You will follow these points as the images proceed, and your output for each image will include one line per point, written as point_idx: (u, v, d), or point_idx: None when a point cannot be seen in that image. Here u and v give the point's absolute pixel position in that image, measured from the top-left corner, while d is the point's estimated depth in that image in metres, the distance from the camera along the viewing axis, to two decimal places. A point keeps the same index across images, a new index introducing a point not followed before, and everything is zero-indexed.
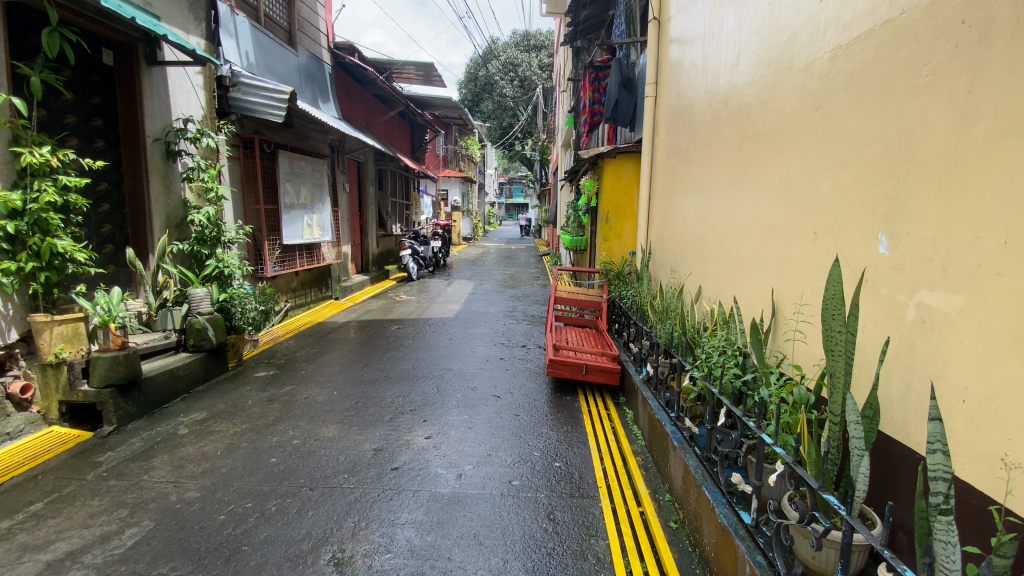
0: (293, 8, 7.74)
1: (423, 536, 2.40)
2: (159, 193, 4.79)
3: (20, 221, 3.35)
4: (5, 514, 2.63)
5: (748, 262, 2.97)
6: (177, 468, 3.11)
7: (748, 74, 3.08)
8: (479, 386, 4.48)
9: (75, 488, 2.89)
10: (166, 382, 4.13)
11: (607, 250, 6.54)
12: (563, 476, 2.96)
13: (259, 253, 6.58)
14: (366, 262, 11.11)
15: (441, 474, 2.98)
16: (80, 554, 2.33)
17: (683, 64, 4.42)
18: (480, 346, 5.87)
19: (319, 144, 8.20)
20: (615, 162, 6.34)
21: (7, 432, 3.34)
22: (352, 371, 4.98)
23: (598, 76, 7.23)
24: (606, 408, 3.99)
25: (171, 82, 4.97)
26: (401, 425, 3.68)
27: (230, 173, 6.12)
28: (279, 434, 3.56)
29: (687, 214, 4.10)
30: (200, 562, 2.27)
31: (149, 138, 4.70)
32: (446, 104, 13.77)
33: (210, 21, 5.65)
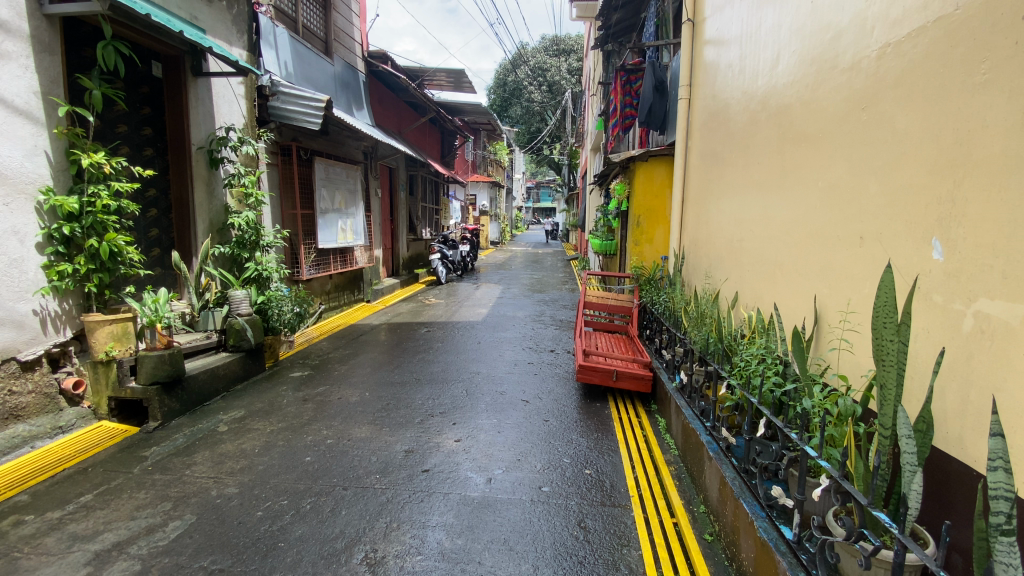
0: (329, 17, 7.97)
1: (453, 539, 2.41)
2: (203, 198, 5.00)
3: (77, 225, 3.58)
4: (57, 504, 2.77)
5: (788, 268, 2.87)
6: (217, 464, 3.21)
7: (789, 74, 2.99)
8: (507, 390, 4.48)
9: (122, 481, 3.02)
10: (208, 381, 4.28)
11: (638, 254, 6.46)
12: (593, 484, 2.93)
13: (295, 257, 6.76)
14: (396, 266, 11.30)
15: (471, 477, 2.98)
16: (125, 545, 2.43)
17: (718, 65, 4.34)
18: (508, 350, 5.88)
19: (353, 151, 8.39)
20: (647, 165, 6.26)
21: (59, 425, 3.50)
22: (383, 373, 5.06)
23: (629, 79, 7.15)
24: (638, 415, 3.92)
25: (214, 92, 5.18)
26: (431, 427, 3.71)
27: (269, 179, 6.32)
28: (313, 433, 3.64)
29: (723, 217, 4.01)
30: (239, 556, 2.33)
31: (195, 146, 4.90)
32: (475, 110, 13.96)
33: (252, 32, 5.87)
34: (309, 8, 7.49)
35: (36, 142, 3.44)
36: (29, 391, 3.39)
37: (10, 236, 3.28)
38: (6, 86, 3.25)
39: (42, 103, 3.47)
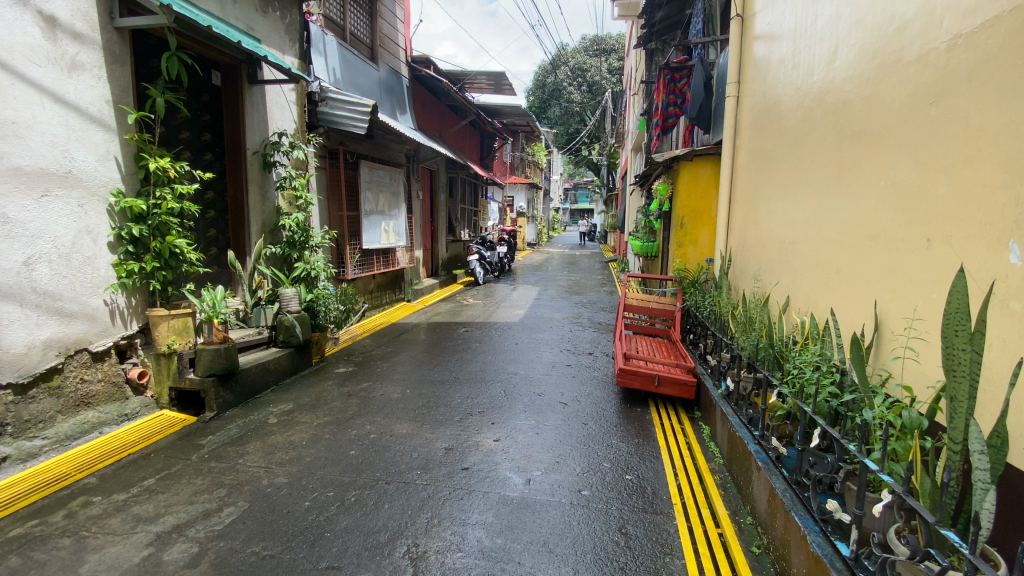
0: (375, 23, 8.19)
1: (493, 538, 2.42)
2: (256, 200, 5.24)
3: (144, 226, 3.84)
4: (123, 487, 2.97)
5: (846, 271, 2.74)
6: (268, 454, 3.35)
7: (849, 68, 2.85)
8: (546, 392, 4.46)
9: (181, 467, 3.20)
10: (259, 374, 4.48)
11: (682, 256, 6.30)
12: (634, 490, 2.88)
13: (341, 257, 6.99)
14: (435, 266, 11.51)
15: (511, 477, 2.99)
16: (185, 528, 2.57)
17: (770, 61, 4.19)
18: (546, 351, 5.86)
19: (396, 154, 8.60)
20: (692, 165, 6.11)
21: (125, 413, 3.73)
22: (423, 371, 5.15)
23: (674, 77, 6.91)
24: (680, 422, 3.83)
25: (268, 98, 5.42)
26: (470, 426, 3.75)
27: (317, 182, 6.56)
28: (357, 428, 3.75)
29: (773, 218, 3.87)
30: (288, 544, 2.43)
31: (250, 151, 5.14)
32: (515, 112, 14.03)
33: (302, 41, 6.11)
34: (356, 16, 7.71)
35: (108, 147, 3.70)
36: (99, 379, 3.65)
37: (84, 235, 3.54)
38: (81, 96, 3.51)
39: (113, 111, 3.73)
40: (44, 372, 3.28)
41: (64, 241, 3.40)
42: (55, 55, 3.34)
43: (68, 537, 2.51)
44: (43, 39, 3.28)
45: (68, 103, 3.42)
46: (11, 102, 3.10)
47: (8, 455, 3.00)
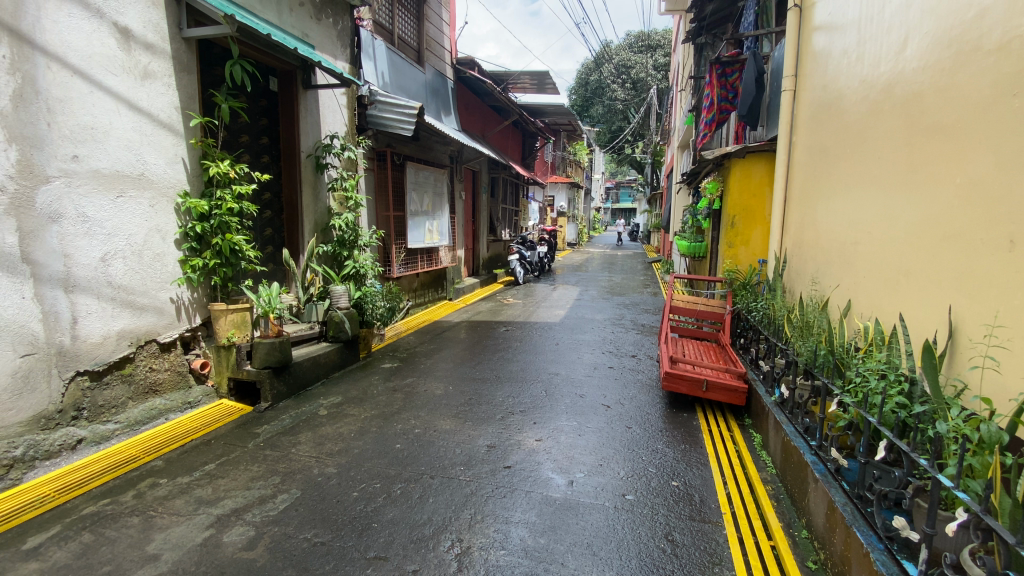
0: (422, 27, 8.35)
1: (536, 538, 2.42)
2: (309, 201, 5.43)
3: (207, 225, 4.08)
4: (187, 471, 3.16)
5: (915, 273, 2.57)
6: (318, 445, 3.49)
7: (920, 58, 2.67)
8: (588, 394, 4.42)
9: (239, 453, 3.38)
10: (310, 367, 4.67)
11: (733, 256, 6.09)
12: (681, 497, 2.80)
13: (387, 256, 7.18)
14: (476, 266, 11.63)
15: (553, 478, 2.98)
16: (242, 512, 2.71)
17: (831, 52, 3.98)
18: (588, 352, 5.81)
19: (440, 154, 8.75)
20: (744, 162, 5.89)
21: (188, 401, 3.97)
22: (465, 368, 5.22)
23: (725, 72, 6.69)
24: (729, 429, 3.70)
25: (321, 103, 5.62)
26: (512, 424, 3.77)
27: (365, 183, 6.76)
28: (402, 422, 3.84)
29: (834, 218, 3.68)
30: (338, 532, 2.51)
31: (304, 153, 5.35)
32: (558, 111, 13.97)
33: (353, 46, 6.30)
34: (404, 20, 7.89)
35: (176, 151, 3.94)
36: (165, 368, 3.90)
37: (155, 233, 3.78)
38: (153, 103, 3.76)
39: (180, 116, 3.98)
40: (117, 361, 3.53)
41: (136, 239, 3.65)
42: (129, 64, 3.59)
43: (137, 516, 2.70)
44: (119, 49, 3.52)
45: (141, 110, 3.67)
46: (91, 110, 3.34)
47: (84, 437, 3.25)
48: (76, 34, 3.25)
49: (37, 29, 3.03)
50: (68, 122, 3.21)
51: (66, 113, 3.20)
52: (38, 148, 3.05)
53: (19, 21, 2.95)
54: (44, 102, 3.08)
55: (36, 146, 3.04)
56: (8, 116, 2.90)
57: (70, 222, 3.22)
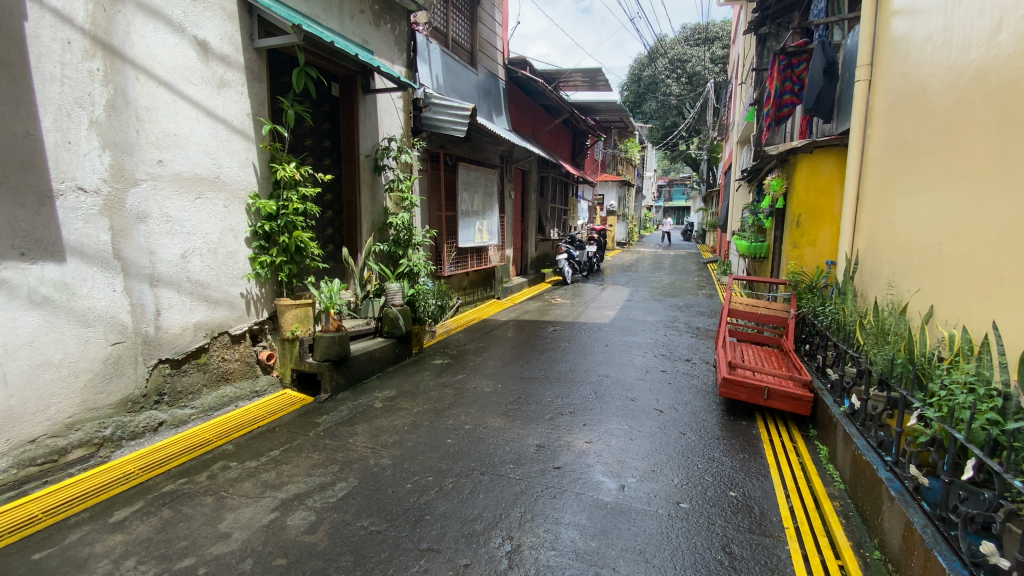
0: (475, 28, 8.45)
1: (587, 541, 2.40)
2: (367, 202, 5.64)
3: (275, 225, 4.32)
4: (255, 455, 3.37)
5: (1011, 277, 2.35)
6: (374, 436, 3.62)
7: (1017, 42, 2.43)
8: (639, 397, 4.33)
9: (302, 441, 3.56)
10: (367, 361, 4.85)
11: (797, 257, 5.77)
12: (739, 508, 2.69)
13: (439, 255, 7.35)
14: (525, 265, 11.66)
15: (604, 481, 2.94)
16: (304, 497, 2.86)
17: (913, 38, 3.69)
18: (639, 355, 5.69)
19: (491, 155, 8.84)
20: (812, 158, 5.58)
21: (255, 390, 4.23)
22: (514, 367, 5.24)
23: (790, 64, 6.35)
24: (792, 439, 3.53)
25: (379, 107, 5.82)
26: (561, 425, 3.75)
27: (419, 184, 6.92)
28: (453, 418, 3.92)
29: (914, 217, 3.42)
30: (392, 522, 2.60)
31: (363, 155, 5.55)
32: (610, 108, 13.76)
33: (410, 50, 6.48)
34: (458, 23, 8.03)
35: (247, 155, 4.20)
36: (236, 359, 4.16)
37: (228, 232, 4.05)
38: (227, 110, 4.03)
39: (251, 122, 4.23)
40: (193, 350, 3.81)
41: (212, 237, 3.93)
42: (207, 74, 3.85)
43: (211, 495, 2.90)
44: (198, 61, 3.79)
45: (217, 117, 3.94)
46: (174, 118, 3.62)
47: (165, 421, 3.54)
48: (161, 48, 3.53)
49: (126, 43, 3.30)
50: (153, 129, 3.49)
51: (151, 120, 3.47)
52: (128, 153, 3.32)
53: (112, 37, 3.22)
54: (133, 111, 3.36)
55: (126, 152, 3.32)
56: (103, 124, 3.17)
57: (154, 222, 3.50)
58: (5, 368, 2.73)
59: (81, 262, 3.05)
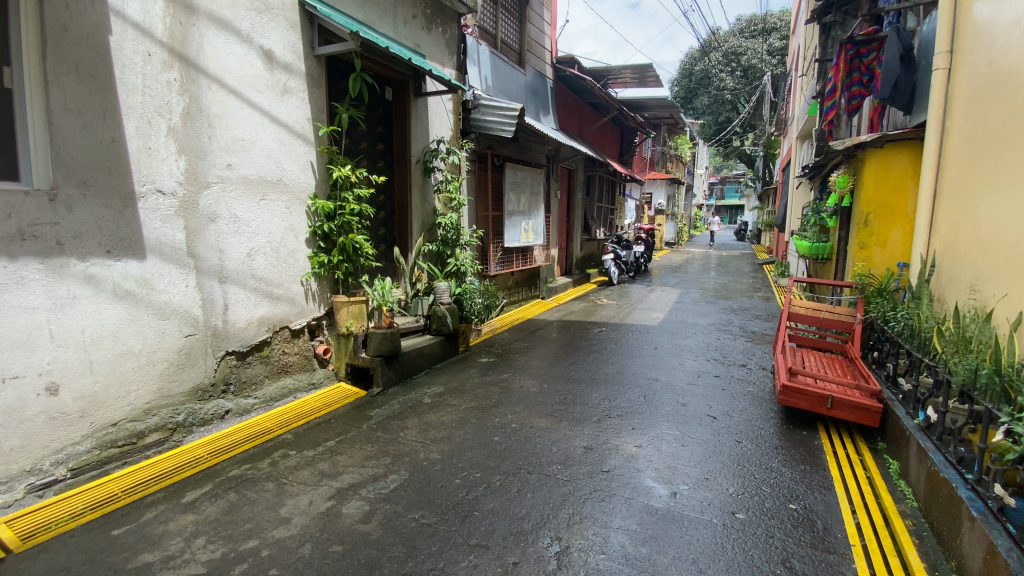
0: (524, 28, 8.48)
1: (638, 546, 2.37)
2: (418, 202, 5.78)
3: (332, 225, 4.51)
4: (312, 445, 3.52)
5: None
6: (424, 431, 3.70)
7: None
8: (691, 403, 4.20)
9: (355, 433, 3.69)
10: (416, 357, 4.97)
11: (865, 259, 5.43)
12: (800, 522, 2.57)
13: (485, 255, 7.43)
14: (570, 265, 11.58)
15: (654, 487, 2.88)
16: (358, 487, 2.96)
17: (999, 23, 3.39)
18: (690, 359, 5.53)
19: (538, 155, 8.83)
20: (882, 153, 5.25)
21: (313, 381, 4.43)
22: (559, 368, 5.22)
23: (858, 53, 5.99)
24: (857, 452, 3.33)
25: (430, 109, 5.95)
26: (609, 428, 3.71)
27: (467, 184, 7.03)
28: (499, 416, 3.95)
29: (999, 216, 3.15)
30: (442, 516, 2.65)
31: (414, 157, 5.70)
32: (660, 104, 13.44)
33: (460, 53, 6.59)
34: (507, 23, 8.09)
35: (307, 158, 4.40)
36: (295, 352, 4.37)
37: (289, 232, 4.26)
38: (290, 116, 4.23)
39: (311, 127, 4.44)
40: (257, 343, 4.03)
41: (275, 236, 4.14)
42: (271, 82, 4.06)
43: (273, 482, 3.06)
44: (263, 69, 4.00)
45: (281, 123, 4.15)
46: (242, 125, 3.84)
47: (231, 409, 3.77)
48: (231, 58, 3.75)
49: (200, 55, 3.53)
50: (224, 135, 3.72)
51: (221, 127, 3.70)
52: (201, 157, 3.56)
53: (187, 48, 3.45)
54: (206, 118, 3.59)
55: (199, 156, 3.55)
56: (179, 130, 3.41)
57: (223, 222, 3.72)
58: (93, 356, 2.98)
59: (159, 260, 3.29)
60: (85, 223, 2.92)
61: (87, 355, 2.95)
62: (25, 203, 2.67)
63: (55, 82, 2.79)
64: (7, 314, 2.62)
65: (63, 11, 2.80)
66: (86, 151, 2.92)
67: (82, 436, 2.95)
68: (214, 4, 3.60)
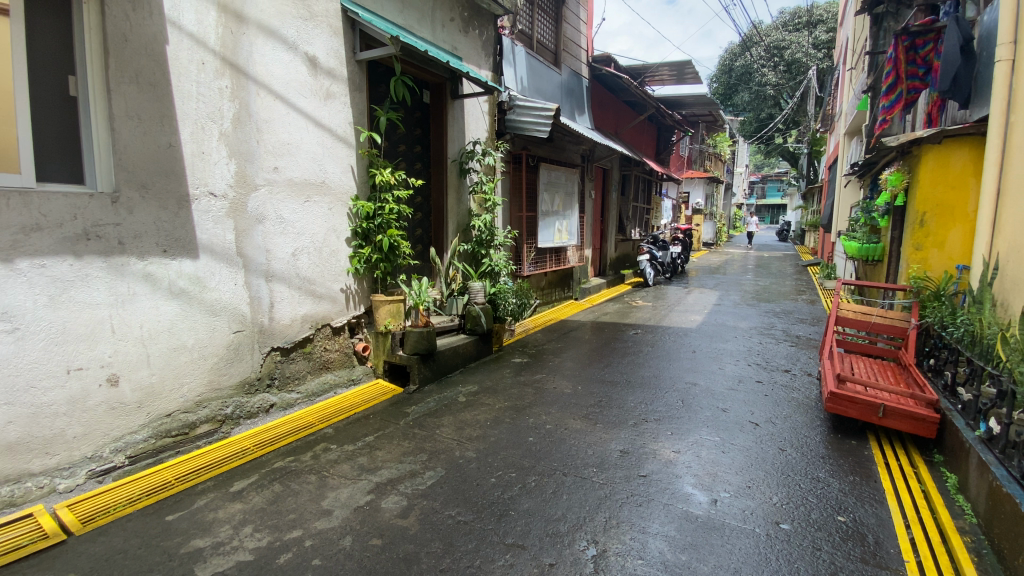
0: (560, 28, 8.45)
1: (677, 553, 2.33)
2: (453, 203, 5.85)
3: (371, 226, 4.63)
4: (352, 440, 3.62)
5: None
6: (459, 429, 3.74)
7: None
8: (732, 408, 4.09)
9: (393, 430, 3.77)
10: (451, 356, 5.04)
11: (920, 261, 5.14)
12: (849, 535, 2.47)
13: (519, 255, 7.45)
14: (604, 266, 11.47)
15: (694, 494, 2.82)
16: (396, 483, 3.02)
17: None
18: (730, 363, 5.38)
19: (573, 154, 8.79)
20: (940, 149, 4.98)
21: (352, 378, 4.56)
22: (594, 370, 5.18)
23: (915, 44, 5.70)
24: (911, 464, 3.16)
25: (466, 111, 6.02)
26: (646, 432, 3.65)
27: (502, 185, 7.06)
28: (534, 416, 3.96)
29: None
30: (479, 514, 2.68)
31: (451, 159, 5.77)
32: (698, 101, 13.14)
33: (496, 54, 6.64)
34: (543, 24, 8.09)
35: (349, 161, 4.53)
36: (336, 349, 4.50)
37: (332, 233, 4.40)
38: (333, 120, 4.36)
39: (352, 131, 4.56)
40: (301, 340, 4.17)
41: (318, 237, 4.28)
42: (315, 87, 4.20)
43: (315, 474, 3.17)
44: (308, 75, 4.14)
45: (324, 126, 4.28)
46: (288, 129, 3.99)
47: (275, 403, 3.92)
48: (278, 65, 3.90)
49: (249, 63, 3.68)
50: (271, 139, 3.87)
51: (268, 131, 3.84)
52: (249, 161, 3.71)
53: (238, 56, 3.60)
54: (255, 123, 3.74)
55: (248, 160, 3.70)
56: (230, 135, 3.57)
57: (270, 223, 3.88)
58: (149, 350, 3.15)
59: (211, 259, 3.46)
60: (144, 224, 3.09)
61: (144, 348, 3.12)
62: (90, 205, 2.84)
63: (117, 90, 2.96)
64: (73, 309, 2.79)
65: (124, 23, 2.97)
66: (144, 155, 3.09)
67: (138, 425, 3.13)
68: (262, 13, 3.75)
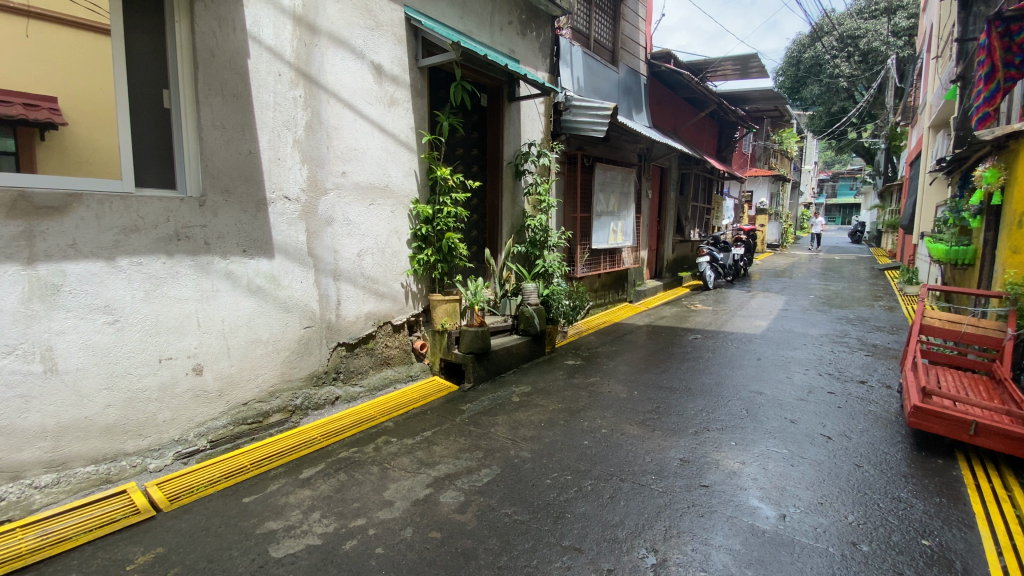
0: (618, 26, 8.33)
1: (742, 568, 2.25)
2: (508, 205, 5.91)
3: (430, 227, 4.76)
4: (410, 434, 3.74)
5: None
6: (514, 429, 3.78)
7: None
8: (801, 420, 3.88)
9: (449, 426, 3.87)
10: (504, 356, 5.10)
11: (1020, 265, 4.65)
12: (935, 560, 2.29)
13: (573, 256, 7.39)
14: (660, 268, 11.18)
15: (760, 508, 2.70)
16: (453, 478, 3.10)
17: None
18: (799, 373, 5.10)
19: (629, 154, 8.63)
20: None
21: (410, 373, 4.71)
22: (651, 375, 5.07)
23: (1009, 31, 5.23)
24: (1009, 488, 2.88)
25: (522, 113, 6.06)
26: (708, 441, 3.54)
27: (556, 186, 7.06)
28: (589, 420, 3.93)
29: None
30: (535, 514, 2.70)
31: (506, 161, 5.84)
32: (763, 96, 12.53)
33: (552, 55, 6.65)
34: (601, 22, 8.00)
35: (411, 165, 4.69)
36: (396, 346, 4.68)
37: (394, 235, 4.57)
38: (396, 125, 4.53)
39: (414, 136, 4.72)
40: (364, 336, 4.36)
41: (381, 238, 4.45)
42: (380, 94, 4.37)
43: (377, 466, 3.30)
44: (373, 83, 4.32)
45: (387, 132, 4.45)
46: (355, 135, 4.18)
47: (340, 395, 4.11)
48: (347, 74, 4.09)
49: (321, 73, 3.89)
50: (339, 145, 4.07)
51: (338, 137, 4.05)
52: (320, 166, 3.92)
53: (310, 67, 3.82)
54: (325, 130, 3.95)
55: (319, 165, 3.92)
56: (303, 142, 3.79)
57: (338, 225, 4.08)
58: (230, 343, 3.41)
59: (285, 259, 3.69)
60: (227, 226, 3.34)
61: (226, 341, 3.38)
62: (181, 208, 3.11)
63: (205, 102, 3.22)
64: (166, 304, 3.07)
65: (211, 39, 3.22)
66: (228, 162, 3.34)
67: (219, 412, 3.39)
68: (333, 25, 3.95)
